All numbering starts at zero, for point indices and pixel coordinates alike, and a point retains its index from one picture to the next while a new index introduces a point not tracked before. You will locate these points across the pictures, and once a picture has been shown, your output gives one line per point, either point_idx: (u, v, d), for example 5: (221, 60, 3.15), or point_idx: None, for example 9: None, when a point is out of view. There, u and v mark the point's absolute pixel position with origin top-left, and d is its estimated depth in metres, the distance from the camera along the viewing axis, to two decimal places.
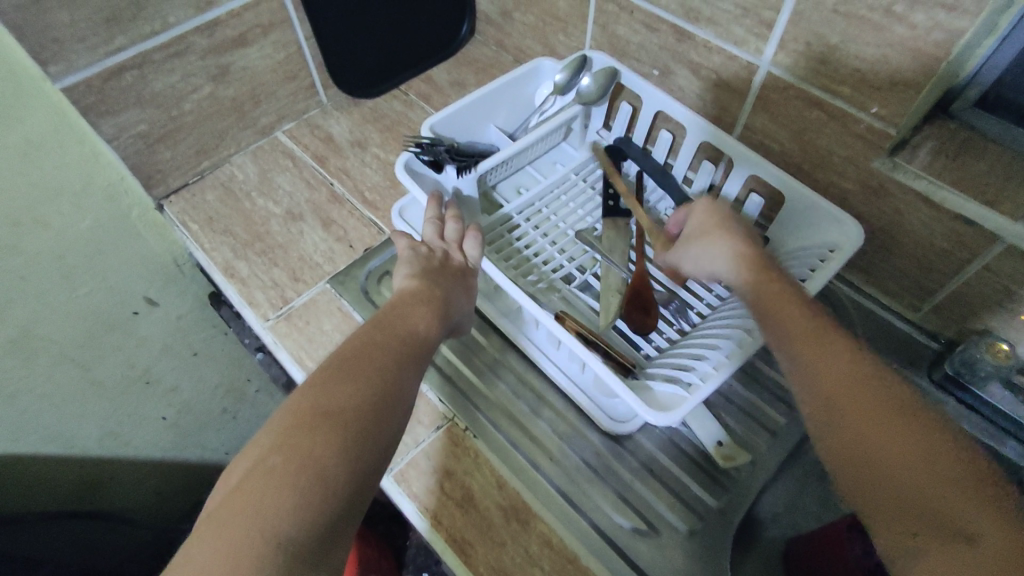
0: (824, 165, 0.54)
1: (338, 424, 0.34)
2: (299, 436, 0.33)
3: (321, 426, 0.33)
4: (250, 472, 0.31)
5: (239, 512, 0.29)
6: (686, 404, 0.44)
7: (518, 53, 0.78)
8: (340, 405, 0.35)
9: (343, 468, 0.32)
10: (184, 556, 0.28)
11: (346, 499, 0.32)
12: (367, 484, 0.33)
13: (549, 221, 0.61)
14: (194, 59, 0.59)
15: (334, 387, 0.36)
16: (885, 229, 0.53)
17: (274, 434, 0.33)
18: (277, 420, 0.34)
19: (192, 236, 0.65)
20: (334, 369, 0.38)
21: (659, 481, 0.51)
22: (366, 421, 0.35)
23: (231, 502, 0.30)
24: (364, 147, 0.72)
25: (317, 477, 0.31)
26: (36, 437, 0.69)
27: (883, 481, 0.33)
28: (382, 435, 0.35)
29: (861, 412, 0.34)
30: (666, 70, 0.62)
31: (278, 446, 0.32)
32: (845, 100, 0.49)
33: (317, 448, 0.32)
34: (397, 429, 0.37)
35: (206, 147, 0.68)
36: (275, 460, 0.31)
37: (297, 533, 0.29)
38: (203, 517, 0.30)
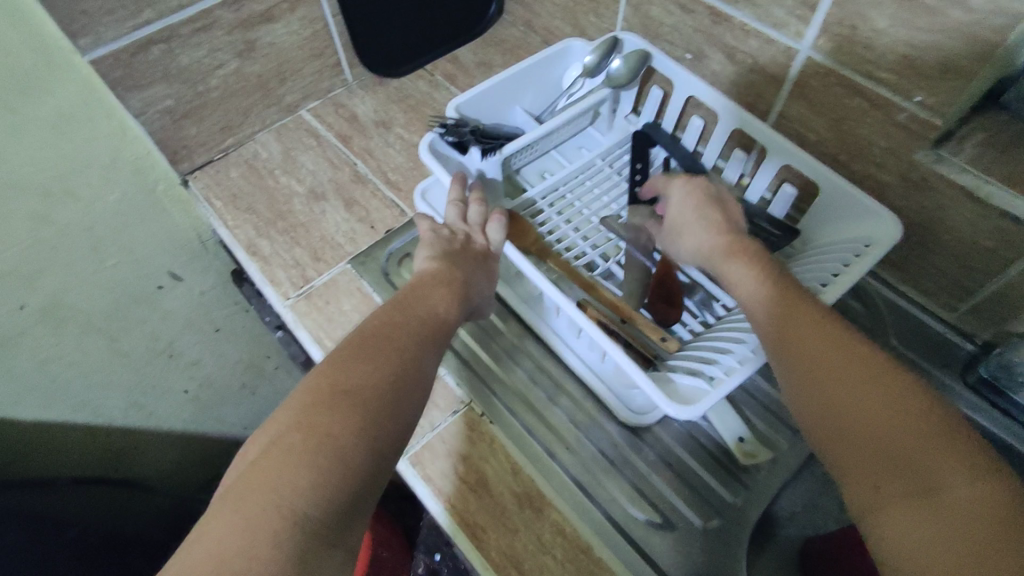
0: (863, 156, 0.52)
1: (357, 404, 0.34)
2: (318, 415, 0.33)
3: (340, 405, 0.33)
4: (270, 448, 0.31)
5: (259, 487, 0.29)
6: (709, 398, 0.43)
7: (546, 34, 0.77)
8: (359, 384, 0.35)
9: (361, 448, 0.32)
10: (204, 530, 0.28)
11: (363, 478, 0.32)
12: (385, 465, 0.33)
13: (573, 207, 0.60)
14: (221, 34, 0.59)
15: (353, 367, 0.36)
16: (925, 225, 0.51)
17: (293, 412, 0.33)
18: (296, 398, 0.34)
19: (216, 213, 0.65)
20: (352, 349, 0.38)
21: (676, 474, 0.50)
22: (385, 402, 0.35)
23: (250, 478, 0.30)
24: (388, 128, 0.71)
25: (335, 456, 0.31)
26: (62, 405, 0.70)
27: (853, 440, 0.33)
28: (401, 416, 0.35)
29: (834, 373, 0.35)
30: (699, 54, 0.60)
31: (297, 423, 0.32)
32: (890, 87, 0.47)
33: (335, 427, 0.32)
34: (417, 411, 0.37)
35: (231, 124, 0.68)
36: (294, 438, 0.31)
37: (314, 511, 0.29)
38: (223, 492, 0.30)
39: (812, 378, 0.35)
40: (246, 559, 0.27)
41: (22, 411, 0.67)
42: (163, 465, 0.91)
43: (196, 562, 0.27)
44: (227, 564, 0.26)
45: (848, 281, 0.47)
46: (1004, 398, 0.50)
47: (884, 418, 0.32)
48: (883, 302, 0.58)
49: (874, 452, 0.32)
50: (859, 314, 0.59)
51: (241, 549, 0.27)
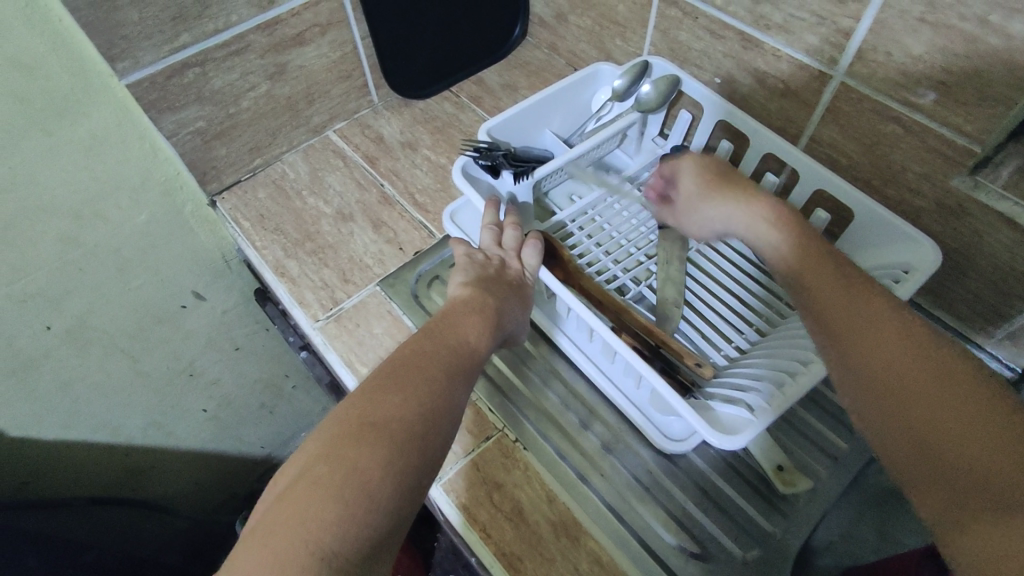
0: (897, 181, 0.52)
1: (386, 435, 0.33)
2: (346, 447, 0.32)
3: (368, 437, 0.33)
4: (298, 480, 0.31)
5: (285, 522, 0.29)
6: (751, 428, 0.42)
7: (571, 57, 0.77)
8: (388, 415, 0.34)
9: (388, 482, 0.31)
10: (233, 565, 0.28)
11: (390, 515, 0.31)
12: (412, 498, 0.32)
13: (603, 230, 0.60)
14: (253, 57, 0.60)
15: (383, 397, 0.35)
16: (961, 250, 0.51)
17: (321, 442, 0.33)
18: (327, 427, 0.34)
19: (244, 233, 0.65)
20: (383, 377, 0.37)
21: (714, 503, 0.49)
22: (414, 434, 0.34)
23: (278, 512, 0.29)
24: (415, 149, 0.72)
25: (360, 490, 0.30)
26: (83, 424, 0.70)
27: (939, 456, 0.30)
28: (430, 448, 0.34)
29: (914, 392, 0.32)
30: (728, 78, 0.60)
31: (325, 454, 0.32)
32: (926, 114, 0.47)
33: (363, 460, 0.31)
34: (446, 445, 0.36)
35: (259, 145, 0.68)
36: (321, 470, 0.31)
37: (339, 548, 0.28)
38: (253, 523, 0.30)
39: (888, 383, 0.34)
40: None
41: (43, 430, 0.66)
42: (181, 485, 0.90)
43: None
44: None
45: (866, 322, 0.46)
46: None
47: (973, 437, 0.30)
48: None
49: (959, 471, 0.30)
50: None
51: None
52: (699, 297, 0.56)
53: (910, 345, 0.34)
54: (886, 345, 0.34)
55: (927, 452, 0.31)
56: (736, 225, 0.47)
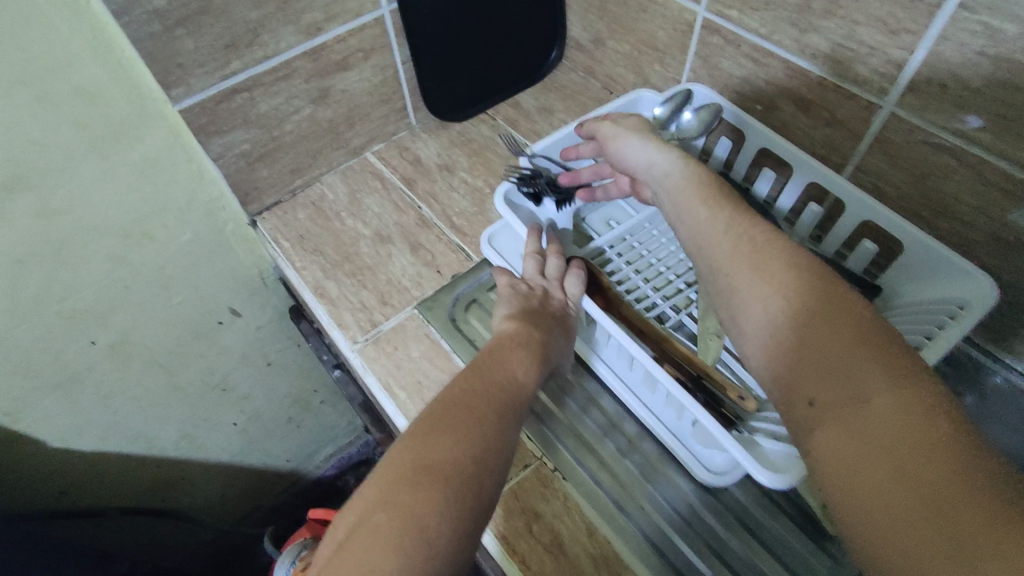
0: (948, 213, 0.51)
1: (441, 479, 0.33)
2: (402, 492, 0.32)
3: (424, 482, 0.33)
4: (358, 527, 0.31)
5: (347, 572, 0.29)
6: (800, 469, 0.42)
7: (608, 81, 0.77)
8: (442, 457, 0.34)
9: (446, 529, 0.31)
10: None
11: (450, 561, 0.31)
12: (469, 543, 0.32)
13: (642, 258, 0.59)
14: (299, 82, 0.61)
15: (436, 438, 0.35)
16: (1016, 286, 0.49)
17: (378, 487, 0.33)
18: (381, 471, 0.34)
19: (284, 253, 0.66)
20: (434, 416, 0.37)
21: (758, 540, 0.48)
22: (469, 477, 0.34)
23: (339, 561, 0.30)
24: (452, 172, 0.72)
25: (418, 538, 0.30)
26: (121, 435, 0.71)
27: (867, 481, 0.29)
28: (484, 490, 0.34)
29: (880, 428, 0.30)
30: (771, 105, 0.60)
31: (382, 500, 0.32)
32: (982, 147, 0.46)
33: (419, 506, 0.31)
34: (499, 484, 0.36)
35: (301, 166, 0.69)
36: (379, 518, 0.31)
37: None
38: (315, 571, 0.31)
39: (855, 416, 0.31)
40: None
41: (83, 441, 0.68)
42: (210, 497, 0.91)
43: None
44: None
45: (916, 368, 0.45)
46: None
47: (910, 463, 0.28)
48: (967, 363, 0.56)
49: (888, 498, 0.28)
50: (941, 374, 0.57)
51: None
52: None
53: (865, 347, 0.32)
54: (837, 358, 0.32)
55: (858, 475, 0.29)
56: (698, 232, 0.41)
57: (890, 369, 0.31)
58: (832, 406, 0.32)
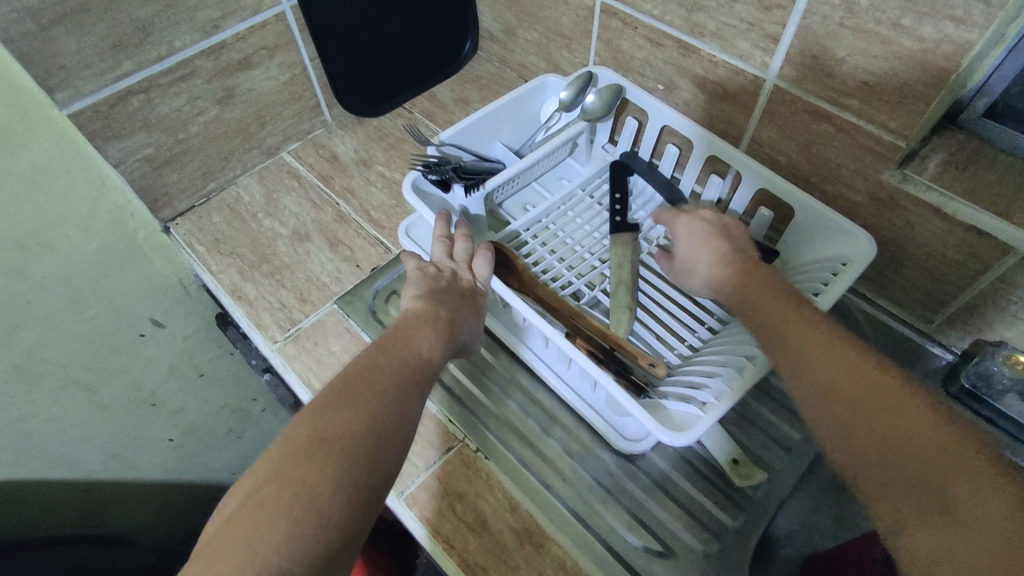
0: (833, 177, 0.54)
1: (335, 451, 0.33)
2: (295, 466, 0.32)
3: (317, 454, 0.32)
4: (246, 502, 0.31)
5: (233, 545, 0.29)
6: (702, 423, 0.43)
7: (521, 69, 0.79)
8: (338, 431, 0.34)
9: (339, 499, 0.31)
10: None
11: (343, 530, 0.31)
12: (365, 512, 0.32)
13: (557, 238, 0.61)
14: (200, 82, 0.59)
15: (333, 413, 0.35)
16: (896, 241, 0.53)
17: (270, 462, 0.32)
18: (274, 447, 0.33)
19: (199, 258, 0.64)
20: (334, 392, 0.37)
21: (673, 499, 0.50)
22: (366, 450, 0.34)
23: (224, 536, 0.29)
24: (370, 166, 0.72)
25: (309, 508, 0.30)
26: (40, 461, 0.68)
27: (939, 535, 0.30)
28: (382, 461, 0.34)
29: (866, 406, 0.34)
30: (670, 84, 0.62)
31: (274, 473, 0.32)
32: (854, 112, 0.49)
33: (312, 478, 0.31)
34: (400, 457, 0.36)
35: (212, 169, 0.68)
36: (269, 491, 0.31)
37: (288, 567, 0.28)
38: (197, 549, 0.30)
39: (838, 400, 0.35)
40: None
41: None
42: (145, 515, 0.88)
43: None
44: None
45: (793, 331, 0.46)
46: (983, 404, 0.51)
47: (903, 435, 0.33)
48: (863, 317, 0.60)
49: (965, 550, 0.29)
50: None
51: None
52: (653, 298, 0.57)
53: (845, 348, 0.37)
54: (840, 374, 0.36)
55: (924, 525, 0.31)
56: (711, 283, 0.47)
57: (866, 362, 0.36)
58: (875, 462, 0.33)
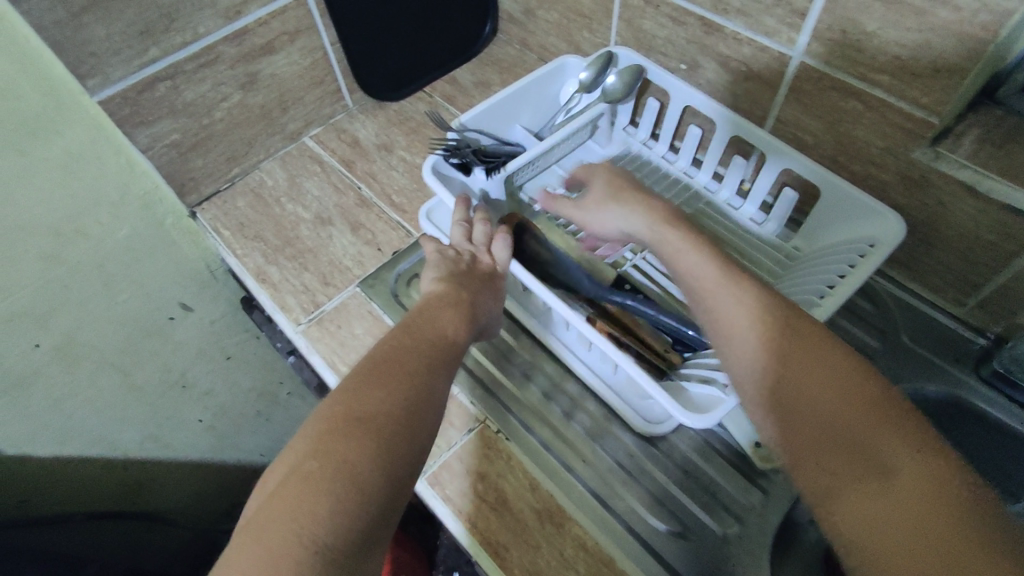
0: (862, 156, 0.53)
1: (371, 429, 0.33)
2: (333, 442, 0.32)
3: (355, 432, 0.32)
4: (288, 478, 0.30)
5: (279, 518, 0.28)
6: (724, 405, 0.42)
7: (541, 51, 0.78)
8: (372, 409, 0.34)
9: (378, 474, 0.31)
10: (226, 563, 0.27)
11: (382, 503, 0.31)
12: (403, 488, 0.32)
13: (577, 221, 0.60)
14: (224, 67, 0.60)
15: (366, 392, 0.35)
16: (927, 222, 0.51)
17: (308, 440, 0.32)
18: (311, 425, 0.33)
19: (225, 242, 0.66)
20: (366, 373, 0.37)
21: (694, 482, 0.50)
22: (400, 428, 0.34)
23: (270, 509, 0.29)
24: (391, 151, 0.72)
25: (351, 483, 0.30)
26: (80, 440, 0.70)
27: (861, 490, 0.30)
28: (415, 439, 0.34)
29: (834, 412, 0.33)
30: (693, 64, 0.61)
31: (314, 450, 0.31)
32: (884, 88, 0.48)
33: (351, 453, 0.31)
34: (432, 433, 0.36)
35: (236, 154, 0.69)
36: (311, 466, 0.31)
37: (335, 538, 0.28)
38: (241, 525, 0.30)
39: (811, 408, 0.34)
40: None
41: (39, 448, 0.66)
42: (182, 495, 0.90)
43: None
44: None
45: (832, 302, 0.46)
46: (1015, 388, 0.50)
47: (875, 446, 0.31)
48: (890, 300, 0.58)
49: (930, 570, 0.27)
50: (867, 313, 0.59)
51: None
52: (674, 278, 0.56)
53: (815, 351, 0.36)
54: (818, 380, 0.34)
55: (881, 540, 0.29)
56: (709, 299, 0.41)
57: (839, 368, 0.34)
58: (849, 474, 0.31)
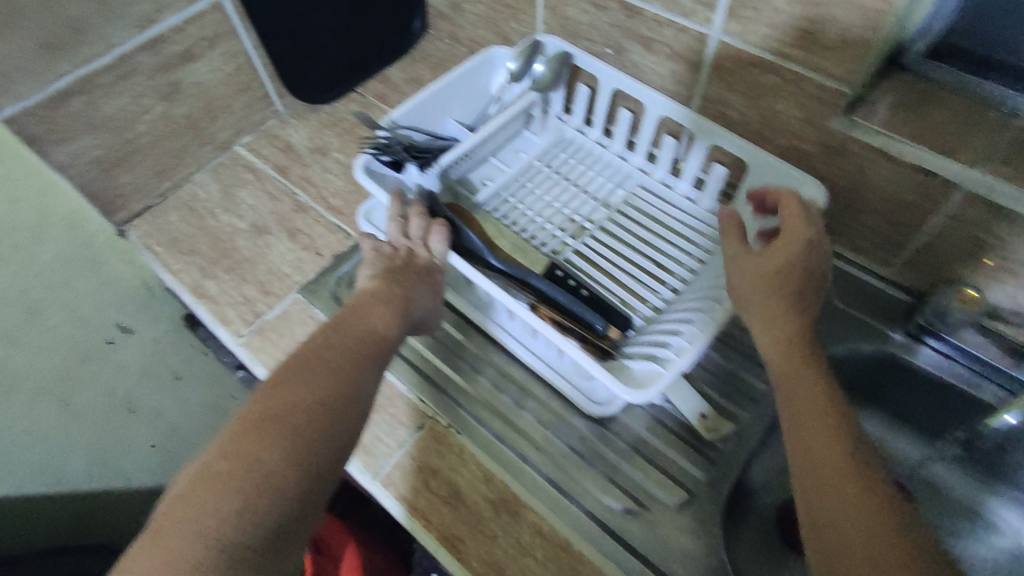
0: (783, 129, 0.54)
1: (287, 428, 0.33)
2: (246, 442, 0.31)
3: (271, 431, 0.32)
4: (195, 478, 0.30)
5: (182, 521, 0.29)
6: (662, 378, 0.43)
7: (471, 44, 0.77)
8: (292, 407, 0.34)
9: (291, 473, 0.31)
10: (125, 562, 0.28)
11: (295, 504, 0.31)
12: (320, 488, 0.32)
13: (516, 210, 0.60)
14: (141, 78, 0.58)
15: (286, 390, 0.35)
16: (849, 187, 0.53)
17: (221, 440, 0.32)
18: (227, 424, 0.33)
19: (158, 259, 0.64)
20: (288, 369, 0.36)
21: (645, 458, 0.51)
22: (321, 426, 0.33)
23: (174, 510, 0.29)
24: (325, 153, 0.71)
25: (259, 481, 0.30)
26: (21, 476, 0.66)
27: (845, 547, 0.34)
28: (338, 437, 0.34)
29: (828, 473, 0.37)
30: (619, 48, 0.61)
31: (225, 450, 0.31)
32: (799, 62, 0.49)
33: (263, 454, 0.31)
34: (359, 430, 0.35)
35: (164, 167, 0.66)
36: (219, 467, 0.31)
37: (237, 536, 0.29)
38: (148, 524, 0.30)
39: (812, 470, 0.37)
40: None
41: None
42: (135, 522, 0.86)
43: None
44: None
45: None
46: (940, 340, 0.52)
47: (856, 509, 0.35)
48: None
49: None
50: None
51: None
52: (614, 260, 0.57)
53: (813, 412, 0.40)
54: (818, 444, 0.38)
55: None
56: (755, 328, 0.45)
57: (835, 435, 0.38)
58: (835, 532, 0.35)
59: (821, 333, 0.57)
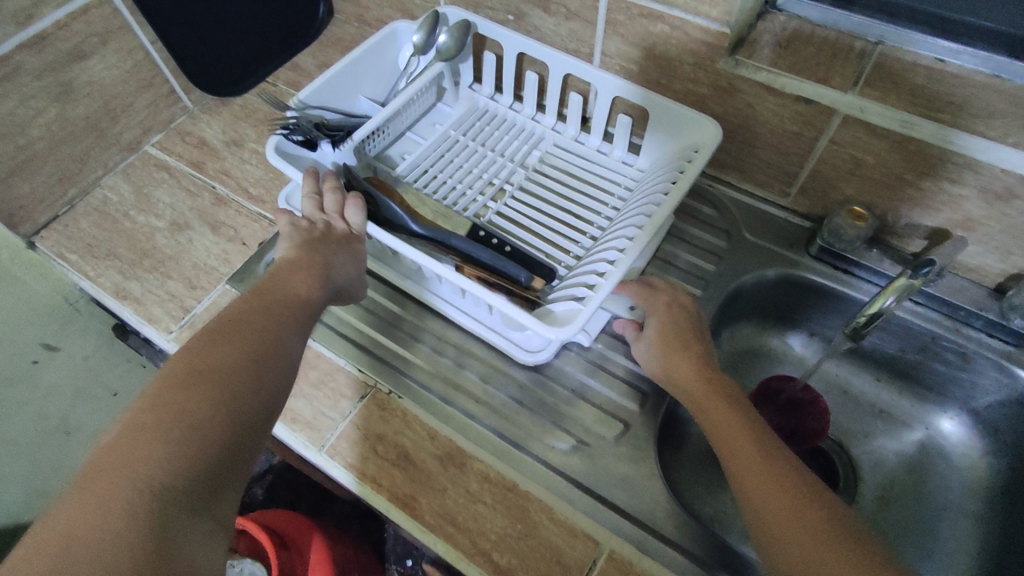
0: (678, 75, 0.57)
1: (211, 381, 0.34)
2: (171, 394, 0.32)
3: (196, 384, 0.33)
4: (118, 431, 0.30)
5: (111, 466, 0.29)
6: (583, 314, 0.45)
7: (379, 25, 0.78)
8: (215, 363, 0.35)
9: (221, 421, 0.32)
10: (51, 513, 0.27)
11: (227, 450, 0.32)
12: (250, 437, 0.34)
13: (436, 179, 0.61)
14: (28, 79, 0.56)
15: (209, 349, 0.35)
16: (743, 124, 0.57)
17: (142, 397, 0.32)
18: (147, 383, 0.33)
19: (74, 267, 0.62)
20: (208, 332, 0.37)
21: (583, 398, 0.53)
22: (246, 379, 0.35)
23: (100, 459, 0.29)
24: (241, 145, 0.70)
25: (189, 428, 0.31)
26: None
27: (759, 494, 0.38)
28: (263, 391, 0.35)
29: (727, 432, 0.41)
30: (519, 13, 0.63)
31: (149, 403, 0.32)
32: (682, 8, 0.52)
33: (190, 404, 0.32)
34: (284, 386, 0.37)
35: (69, 173, 0.64)
36: (145, 417, 0.31)
37: (170, 478, 0.29)
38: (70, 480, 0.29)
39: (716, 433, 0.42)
40: (98, 531, 0.27)
41: None
42: None
43: (44, 540, 0.26)
44: (80, 536, 0.26)
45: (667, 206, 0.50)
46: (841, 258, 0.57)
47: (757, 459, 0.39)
48: (730, 203, 0.64)
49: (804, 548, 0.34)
50: (712, 217, 0.64)
51: (97, 524, 0.27)
52: (535, 216, 0.59)
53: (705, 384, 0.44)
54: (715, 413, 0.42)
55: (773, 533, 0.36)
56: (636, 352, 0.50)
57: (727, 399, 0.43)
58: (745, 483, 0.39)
59: (736, 264, 0.60)
